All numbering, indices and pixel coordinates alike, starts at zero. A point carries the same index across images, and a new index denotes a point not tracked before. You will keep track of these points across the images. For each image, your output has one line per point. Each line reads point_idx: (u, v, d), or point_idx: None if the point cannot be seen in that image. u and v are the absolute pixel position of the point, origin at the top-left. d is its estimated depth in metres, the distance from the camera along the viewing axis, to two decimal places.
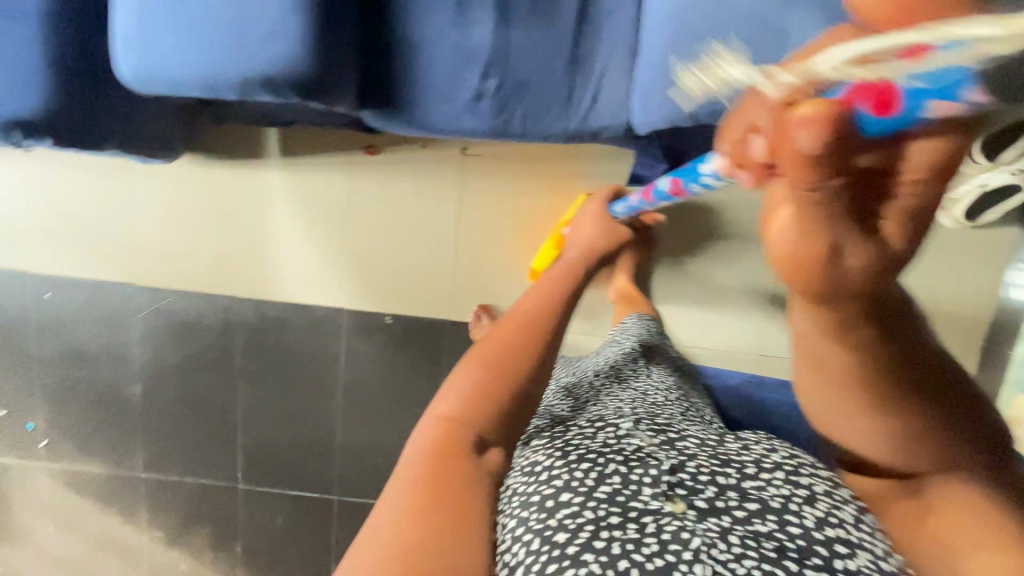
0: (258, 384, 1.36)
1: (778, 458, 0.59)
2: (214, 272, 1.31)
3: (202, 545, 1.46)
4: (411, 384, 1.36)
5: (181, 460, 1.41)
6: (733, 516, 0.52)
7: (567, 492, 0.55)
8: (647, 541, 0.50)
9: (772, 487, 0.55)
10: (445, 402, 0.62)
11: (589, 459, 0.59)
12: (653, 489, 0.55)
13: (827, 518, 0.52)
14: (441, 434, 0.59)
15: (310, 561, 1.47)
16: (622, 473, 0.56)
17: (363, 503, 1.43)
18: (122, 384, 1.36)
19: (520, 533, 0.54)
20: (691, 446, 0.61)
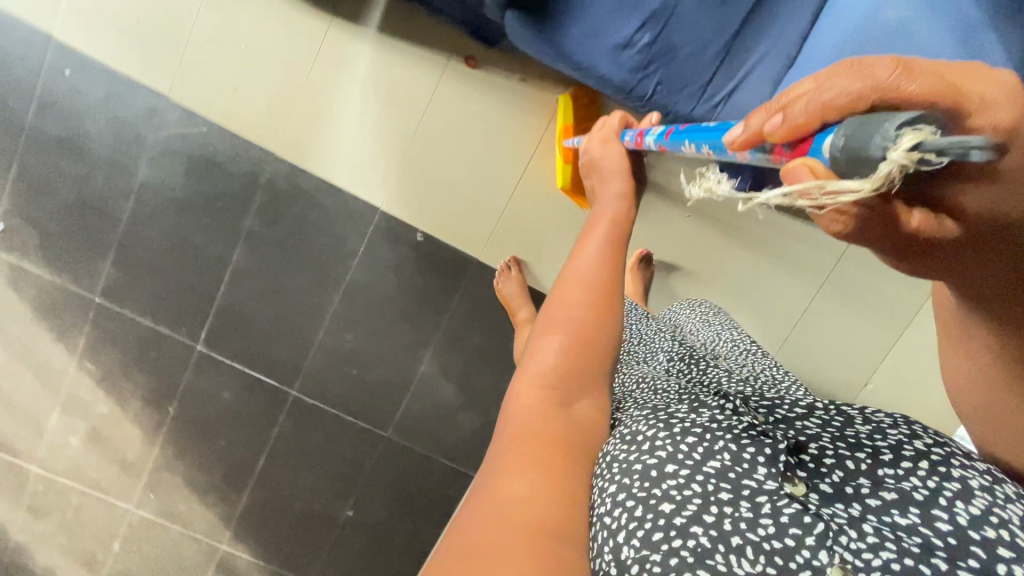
0: (259, 251, 1.27)
1: (931, 438, 0.48)
2: (261, 120, 1.21)
3: (132, 393, 1.35)
4: (415, 308, 1.31)
5: (147, 298, 1.29)
6: (864, 503, 0.45)
7: (671, 462, 0.50)
8: (763, 522, 0.44)
9: (915, 476, 0.45)
10: (537, 363, 0.58)
11: (694, 431, 0.52)
12: (768, 467, 0.48)
13: (989, 516, 0.41)
14: (540, 403, 0.55)
15: (241, 448, 1.39)
16: (733, 449, 0.50)
17: (320, 409, 1.37)
18: (113, 197, 1.23)
19: (622, 498, 0.49)
20: (818, 421, 0.52)
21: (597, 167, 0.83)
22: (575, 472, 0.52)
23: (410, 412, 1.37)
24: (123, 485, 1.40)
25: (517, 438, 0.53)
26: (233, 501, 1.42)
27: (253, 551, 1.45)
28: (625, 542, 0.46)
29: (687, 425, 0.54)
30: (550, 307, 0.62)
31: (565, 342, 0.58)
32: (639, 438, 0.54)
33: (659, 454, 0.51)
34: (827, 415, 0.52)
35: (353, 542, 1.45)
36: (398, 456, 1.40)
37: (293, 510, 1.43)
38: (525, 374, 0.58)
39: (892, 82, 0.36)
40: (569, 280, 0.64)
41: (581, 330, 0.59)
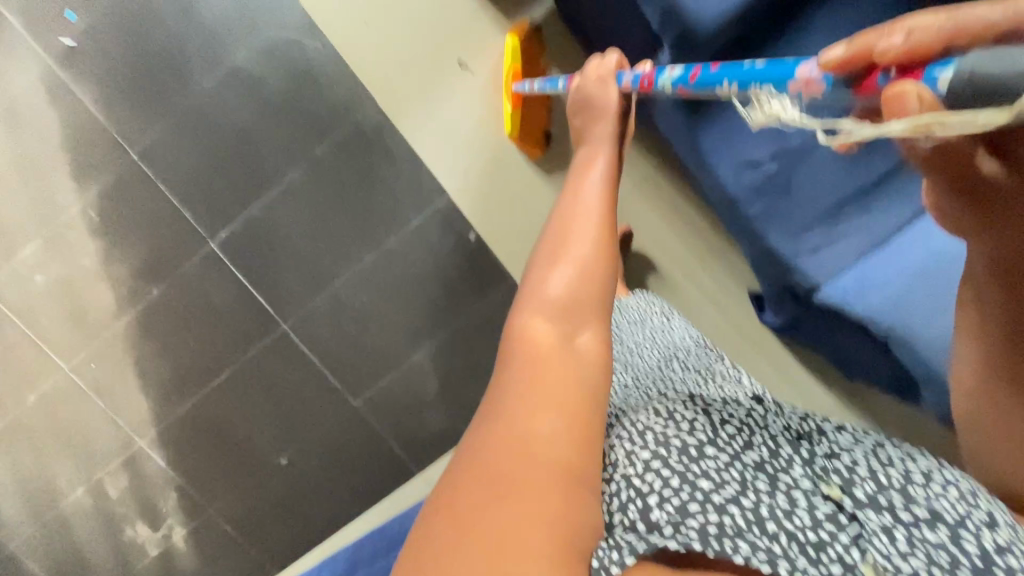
0: (316, 180, 1.23)
1: (960, 475, 0.51)
2: (378, 61, 1.20)
3: (123, 259, 1.27)
4: (437, 297, 1.30)
5: (181, 175, 1.23)
6: (898, 514, 0.47)
7: (711, 445, 0.51)
8: (799, 514, 0.46)
9: (945, 499, 0.48)
10: (534, 292, 0.51)
11: (732, 423, 0.55)
12: (805, 469, 0.51)
13: (1011, 548, 0.45)
14: (538, 348, 0.48)
15: (206, 357, 1.33)
16: (771, 448, 0.53)
17: (302, 352, 1.33)
18: (198, 66, 1.18)
19: (651, 462, 0.49)
20: (852, 437, 0.55)
21: (589, 106, 0.72)
22: (596, 419, 0.46)
23: (386, 391, 1.35)
24: (67, 342, 1.32)
25: (528, 375, 0.46)
26: (174, 404, 1.36)
27: (170, 458, 1.39)
28: (656, 507, 0.46)
29: (724, 416, 0.55)
30: (549, 244, 0.55)
31: (569, 278, 0.52)
32: (677, 417, 0.54)
33: (698, 436, 0.52)
34: (860, 435, 0.56)
35: (275, 489, 1.40)
36: (356, 427, 1.37)
37: (230, 436, 1.37)
38: (522, 313, 0.51)
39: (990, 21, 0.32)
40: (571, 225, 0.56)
41: (586, 266, 0.53)
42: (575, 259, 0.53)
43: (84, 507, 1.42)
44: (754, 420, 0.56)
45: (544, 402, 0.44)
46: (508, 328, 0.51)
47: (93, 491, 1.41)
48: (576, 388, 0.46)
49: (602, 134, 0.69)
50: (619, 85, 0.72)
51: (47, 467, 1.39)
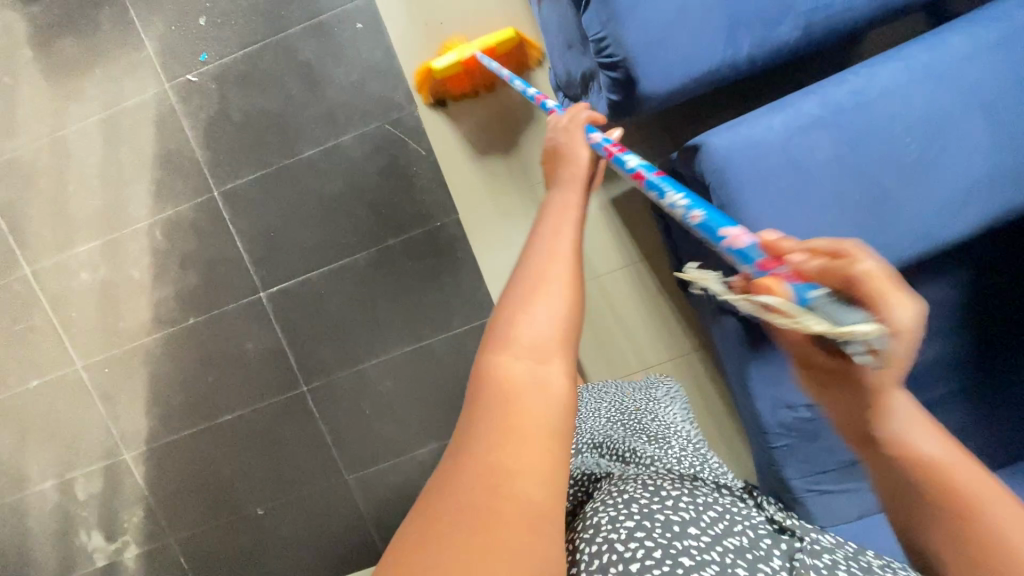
0: (379, 265, 1.28)
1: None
2: (472, 181, 1.25)
3: (172, 283, 1.29)
4: (458, 403, 1.33)
5: (256, 225, 1.26)
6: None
7: (693, 526, 0.53)
8: None
9: None
10: (522, 326, 0.42)
11: (714, 508, 0.56)
12: (780, 561, 0.52)
13: None
14: (493, 381, 0.39)
15: (219, 396, 1.34)
16: (748, 536, 0.54)
17: (313, 416, 1.34)
18: (305, 135, 1.23)
19: (634, 532, 0.50)
20: (829, 543, 0.57)
21: (563, 167, 0.67)
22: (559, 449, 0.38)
23: (380, 475, 1.36)
24: (90, 342, 1.32)
25: (497, 418, 0.38)
26: (172, 429, 1.36)
27: (149, 477, 1.38)
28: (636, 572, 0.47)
29: (708, 501, 0.57)
30: (530, 274, 0.45)
31: (556, 308, 0.42)
32: (661, 492, 0.56)
33: (683, 515, 0.53)
34: (835, 542, 0.59)
35: (241, 536, 1.40)
36: (340, 499, 1.38)
37: (216, 474, 1.37)
38: (496, 336, 0.41)
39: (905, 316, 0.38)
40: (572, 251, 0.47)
41: (572, 303, 0.43)
42: (560, 293, 0.43)
43: (47, 499, 1.40)
44: (737, 511, 0.58)
45: (500, 436, 0.37)
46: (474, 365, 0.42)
47: (61, 486, 1.39)
48: (537, 427, 0.38)
49: (580, 172, 0.65)
50: (588, 142, 0.69)
51: (26, 450, 1.38)
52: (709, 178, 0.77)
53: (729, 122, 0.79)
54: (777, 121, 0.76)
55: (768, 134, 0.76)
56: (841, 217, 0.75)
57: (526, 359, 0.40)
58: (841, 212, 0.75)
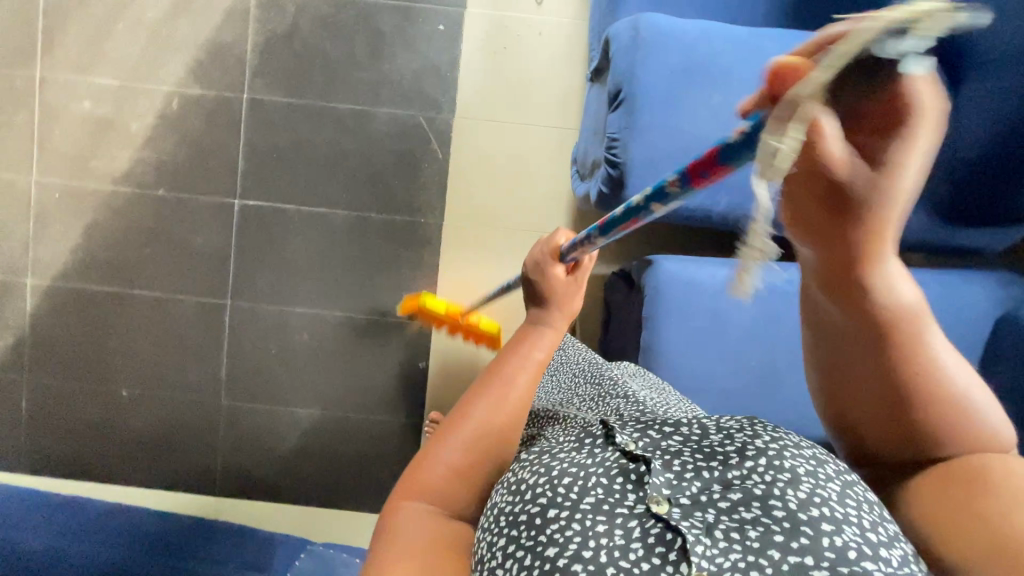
0: (351, 229, 1.34)
1: (766, 436, 0.45)
2: (472, 196, 1.34)
3: (161, 152, 1.32)
4: (357, 382, 1.36)
5: (265, 141, 1.32)
6: (716, 506, 0.40)
7: (551, 505, 0.41)
8: (632, 547, 0.38)
9: (755, 472, 0.42)
10: (438, 466, 0.49)
11: (566, 468, 0.44)
12: (635, 494, 0.41)
13: (813, 496, 0.40)
14: (400, 526, 0.46)
15: (146, 270, 1.34)
16: (603, 480, 0.42)
17: (221, 331, 1.35)
18: (347, 90, 1.31)
19: (504, 545, 0.42)
20: (679, 438, 0.45)
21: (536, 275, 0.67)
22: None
23: (253, 414, 1.37)
24: (56, 165, 1.33)
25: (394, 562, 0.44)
26: (84, 278, 1.34)
27: (37, 312, 1.35)
28: None
29: (555, 462, 0.45)
30: (462, 421, 0.51)
31: (470, 452, 0.50)
32: (516, 482, 0.45)
33: (540, 500, 0.42)
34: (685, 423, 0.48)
35: (92, 409, 1.36)
36: (205, 418, 1.37)
37: (103, 340, 1.36)
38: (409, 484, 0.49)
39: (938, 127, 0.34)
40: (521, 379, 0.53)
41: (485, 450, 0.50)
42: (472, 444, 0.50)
43: None
44: (585, 455, 0.45)
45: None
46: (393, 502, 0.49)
47: None
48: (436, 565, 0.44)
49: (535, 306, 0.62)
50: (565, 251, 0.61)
51: None
52: (647, 288, 0.88)
53: (685, 255, 0.90)
54: (721, 273, 0.87)
55: (709, 279, 0.87)
56: (727, 368, 0.86)
57: (428, 498, 0.48)
58: (729, 365, 0.86)
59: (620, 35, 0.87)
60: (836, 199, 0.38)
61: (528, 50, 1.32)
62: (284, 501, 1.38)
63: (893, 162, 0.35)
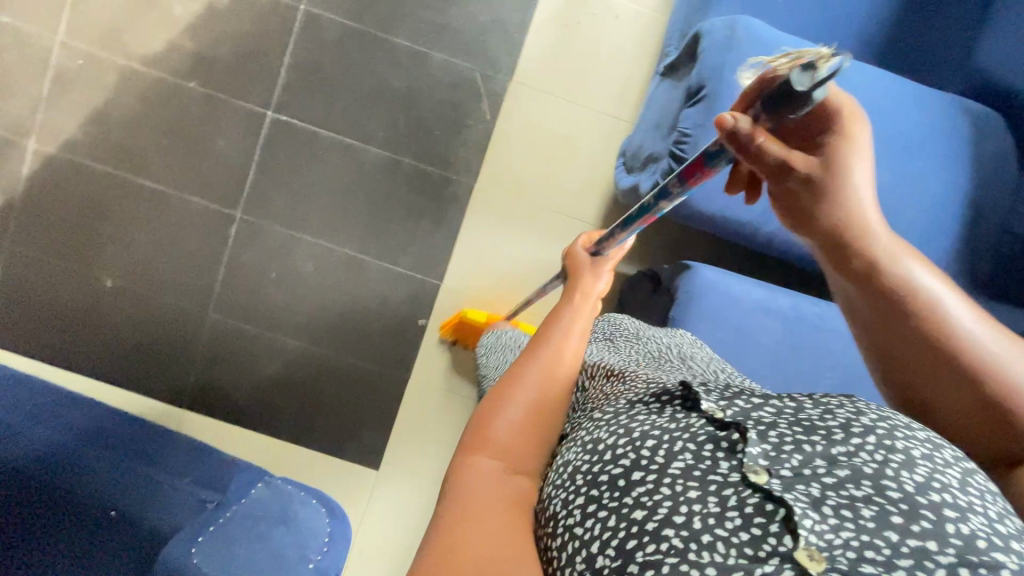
0: (380, 169, 1.29)
1: (873, 416, 0.50)
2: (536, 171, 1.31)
3: (200, 44, 1.25)
4: (352, 325, 1.33)
5: (311, 58, 1.26)
6: (822, 482, 0.45)
7: (636, 470, 0.47)
8: (730, 516, 0.43)
9: (864, 453, 0.46)
10: (497, 420, 0.57)
11: (651, 435, 0.49)
12: (729, 462, 0.46)
13: (931, 483, 0.44)
14: (469, 478, 0.53)
15: (157, 163, 1.28)
16: (692, 448, 0.47)
17: (224, 242, 1.30)
18: (408, 27, 1.26)
19: (589, 507, 0.47)
20: (774, 410, 0.51)
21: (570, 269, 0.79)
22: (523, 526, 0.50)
23: (238, 333, 1.32)
24: (85, 31, 1.24)
25: (469, 501, 0.50)
26: (89, 156, 1.27)
27: (32, 180, 1.27)
28: (599, 553, 0.44)
29: (636, 433, 0.50)
30: (514, 380, 0.60)
31: (523, 405, 0.58)
32: (600, 445, 0.51)
33: (622, 461, 0.48)
34: (778, 403, 0.52)
35: (69, 294, 1.29)
36: (187, 327, 1.31)
37: (96, 224, 1.29)
38: (469, 440, 0.56)
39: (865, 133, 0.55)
40: (557, 364, 0.62)
41: (537, 402, 0.58)
42: (523, 399, 0.58)
43: None
44: (673, 423, 0.50)
45: (476, 517, 0.49)
46: (459, 456, 0.55)
47: None
48: (509, 504, 0.51)
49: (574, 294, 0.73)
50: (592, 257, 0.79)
51: None
52: (680, 290, 0.87)
53: (725, 268, 0.89)
54: (755, 291, 0.87)
55: (741, 294, 0.87)
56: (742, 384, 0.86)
57: (492, 453, 0.55)
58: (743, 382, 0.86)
59: (714, 31, 0.85)
60: (812, 190, 0.56)
61: (598, 33, 1.31)
62: (250, 428, 1.33)
63: (844, 156, 0.55)
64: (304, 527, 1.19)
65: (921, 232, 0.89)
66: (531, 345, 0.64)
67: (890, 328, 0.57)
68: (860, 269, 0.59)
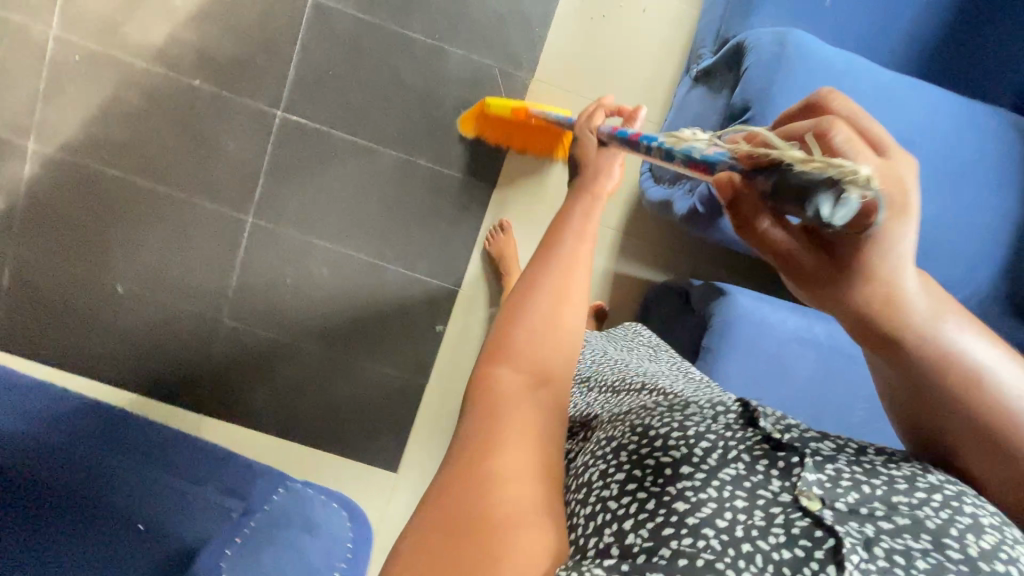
0: (395, 171, 1.25)
1: (942, 476, 0.47)
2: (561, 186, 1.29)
3: (204, 36, 1.18)
4: (369, 330, 1.31)
5: (322, 52, 1.20)
6: (877, 525, 0.42)
7: (686, 464, 0.46)
8: (774, 530, 0.41)
9: (927, 508, 0.43)
10: (519, 333, 0.50)
11: (708, 437, 0.47)
12: (783, 480, 0.45)
13: (998, 553, 0.41)
14: (485, 396, 0.47)
15: (164, 164, 1.23)
16: (746, 460, 0.46)
17: (236, 247, 1.27)
18: (424, 19, 1.19)
19: (627, 488, 0.46)
20: (833, 445, 0.49)
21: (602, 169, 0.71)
22: (548, 454, 0.44)
23: (254, 338, 1.30)
24: (81, 21, 1.17)
25: (487, 416, 0.45)
26: (92, 156, 1.22)
27: (34, 180, 1.22)
28: (630, 531, 0.43)
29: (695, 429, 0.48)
30: (534, 286, 0.52)
31: (542, 316, 0.50)
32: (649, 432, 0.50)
33: (673, 453, 0.47)
34: (840, 441, 0.50)
35: (79, 298, 1.27)
36: (202, 332, 1.29)
37: (104, 226, 1.25)
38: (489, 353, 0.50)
39: (913, 193, 0.45)
40: (573, 271, 0.53)
41: (556, 314, 0.51)
42: (543, 306, 0.50)
43: None
44: (729, 432, 0.49)
45: (486, 442, 0.43)
46: (478, 370, 0.49)
47: None
48: (530, 426, 0.45)
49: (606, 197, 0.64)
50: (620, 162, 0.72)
51: None
52: (716, 316, 0.85)
53: (758, 293, 0.87)
54: (791, 319, 0.85)
55: (777, 322, 0.85)
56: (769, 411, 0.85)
57: (511, 369, 0.48)
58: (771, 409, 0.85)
59: (761, 46, 0.80)
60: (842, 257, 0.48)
61: (625, 27, 1.24)
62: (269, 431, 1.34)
63: (888, 232, 0.45)
64: (328, 532, 1.23)
65: (968, 260, 0.86)
66: (542, 251, 0.55)
67: (925, 409, 0.49)
68: (880, 343, 0.50)
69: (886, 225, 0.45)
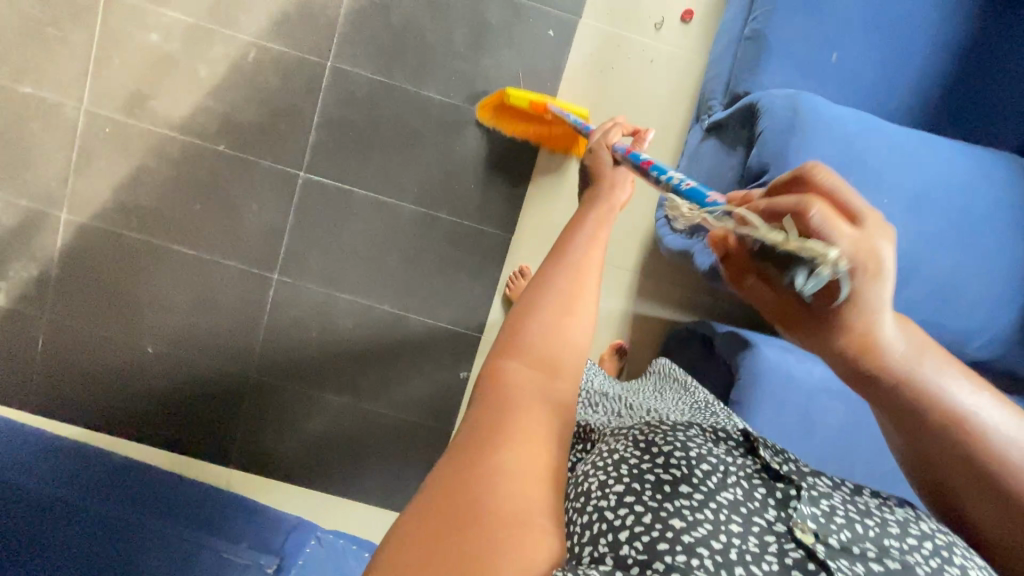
0: (415, 224, 1.28)
1: (933, 527, 0.48)
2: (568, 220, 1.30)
3: (228, 104, 1.22)
4: (394, 379, 1.33)
5: (343, 115, 1.24)
6: (869, 566, 0.44)
7: (684, 484, 0.47)
8: (767, 559, 0.43)
9: (917, 553, 0.45)
10: (530, 328, 0.48)
11: (707, 460, 0.49)
12: (776, 511, 0.47)
13: None
14: (490, 389, 0.45)
15: (191, 227, 1.27)
16: (743, 488, 0.48)
17: (263, 304, 1.29)
18: (439, 78, 1.23)
19: (624, 497, 0.45)
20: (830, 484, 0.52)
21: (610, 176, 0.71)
22: (551, 456, 0.43)
23: (282, 392, 1.33)
24: (111, 95, 1.22)
25: (495, 407, 0.44)
26: (123, 222, 1.26)
27: (67, 247, 1.26)
28: (625, 542, 0.43)
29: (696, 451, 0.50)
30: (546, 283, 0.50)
31: (552, 317, 0.49)
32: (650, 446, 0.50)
33: (674, 472, 0.47)
34: (835, 482, 0.53)
35: (112, 359, 1.30)
36: (231, 388, 1.32)
37: (135, 289, 1.28)
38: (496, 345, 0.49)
39: (888, 259, 0.47)
40: (583, 275, 0.51)
41: (569, 313, 0.49)
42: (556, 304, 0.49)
43: None
44: (729, 457, 0.51)
45: (491, 434, 0.42)
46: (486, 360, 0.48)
47: None
48: (535, 425, 0.44)
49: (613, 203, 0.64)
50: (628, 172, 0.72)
51: None
52: (744, 369, 0.86)
53: (783, 343, 0.89)
54: (819, 370, 0.87)
55: (805, 372, 0.86)
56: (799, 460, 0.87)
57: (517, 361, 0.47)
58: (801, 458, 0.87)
59: (773, 109, 0.83)
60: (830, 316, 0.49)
61: (634, 77, 1.27)
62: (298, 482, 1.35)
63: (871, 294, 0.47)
64: None
65: (987, 303, 0.88)
66: (552, 254, 0.53)
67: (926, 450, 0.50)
68: (877, 389, 0.50)
69: (862, 286, 0.47)
